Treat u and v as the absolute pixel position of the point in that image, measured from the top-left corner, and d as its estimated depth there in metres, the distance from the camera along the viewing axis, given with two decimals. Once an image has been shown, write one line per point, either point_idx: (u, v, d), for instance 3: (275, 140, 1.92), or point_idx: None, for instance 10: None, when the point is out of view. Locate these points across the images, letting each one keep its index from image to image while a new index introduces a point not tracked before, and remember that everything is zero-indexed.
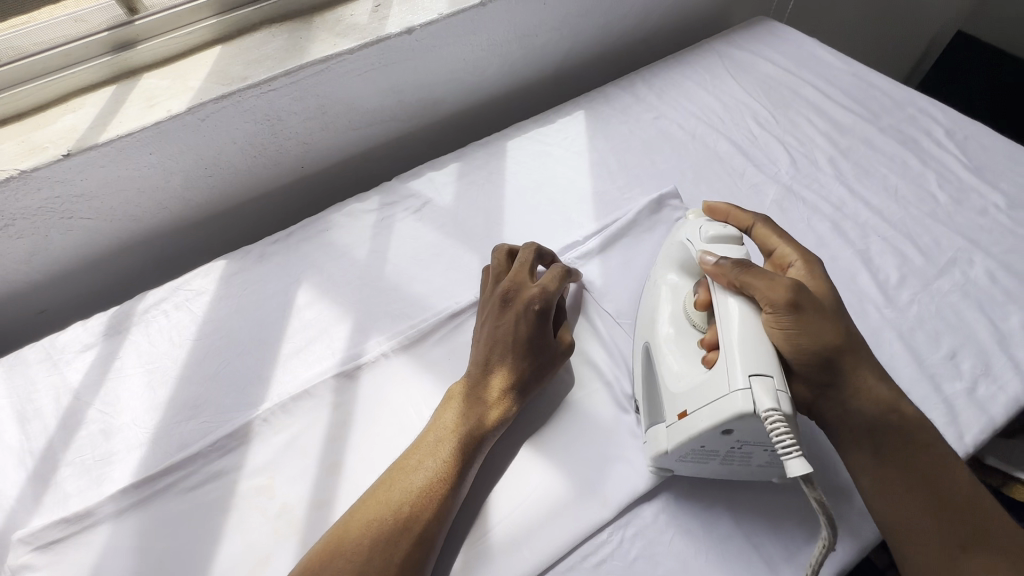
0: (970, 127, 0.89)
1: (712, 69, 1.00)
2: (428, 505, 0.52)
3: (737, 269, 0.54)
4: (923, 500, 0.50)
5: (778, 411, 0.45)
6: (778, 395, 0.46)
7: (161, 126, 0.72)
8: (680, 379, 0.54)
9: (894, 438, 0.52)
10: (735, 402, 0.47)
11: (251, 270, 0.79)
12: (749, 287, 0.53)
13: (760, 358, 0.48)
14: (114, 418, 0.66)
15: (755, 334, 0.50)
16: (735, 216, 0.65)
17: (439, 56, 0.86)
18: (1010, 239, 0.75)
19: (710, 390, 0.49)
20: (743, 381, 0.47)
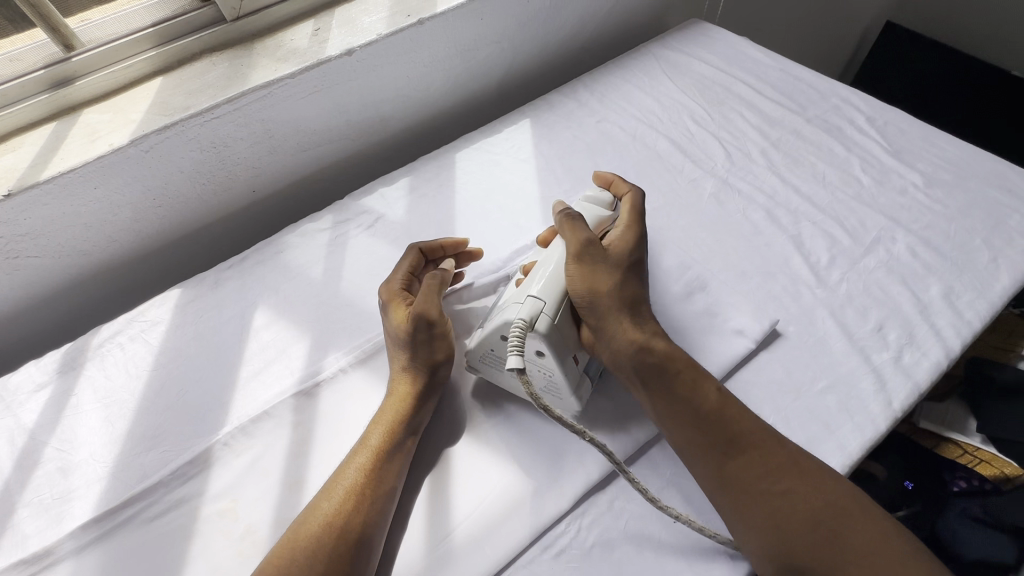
0: (889, 113, 0.94)
1: (649, 72, 1.05)
2: (356, 507, 0.54)
3: (564, 219, 0.67)
4: (745, 473, 0.53)
5: (520, 325, 0.57)
6: (537, 316, 0.58)
7: (103, 160, 0.72)
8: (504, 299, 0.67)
9: (683, 418, 0.56)
10: (510, 311, 0.60)
11: (206, 297, 0.79)
12: (572, 229, 0.65)
13: (546, 288, 0.60)
14: (72, 455, 0.66)
15: (551, 271, 0.62)
16: (615, 183, 0.75)
17: (381, 74, 0.88)
18: (929, 215, 0.80)
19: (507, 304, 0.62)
20: (523, 297, 0.60)
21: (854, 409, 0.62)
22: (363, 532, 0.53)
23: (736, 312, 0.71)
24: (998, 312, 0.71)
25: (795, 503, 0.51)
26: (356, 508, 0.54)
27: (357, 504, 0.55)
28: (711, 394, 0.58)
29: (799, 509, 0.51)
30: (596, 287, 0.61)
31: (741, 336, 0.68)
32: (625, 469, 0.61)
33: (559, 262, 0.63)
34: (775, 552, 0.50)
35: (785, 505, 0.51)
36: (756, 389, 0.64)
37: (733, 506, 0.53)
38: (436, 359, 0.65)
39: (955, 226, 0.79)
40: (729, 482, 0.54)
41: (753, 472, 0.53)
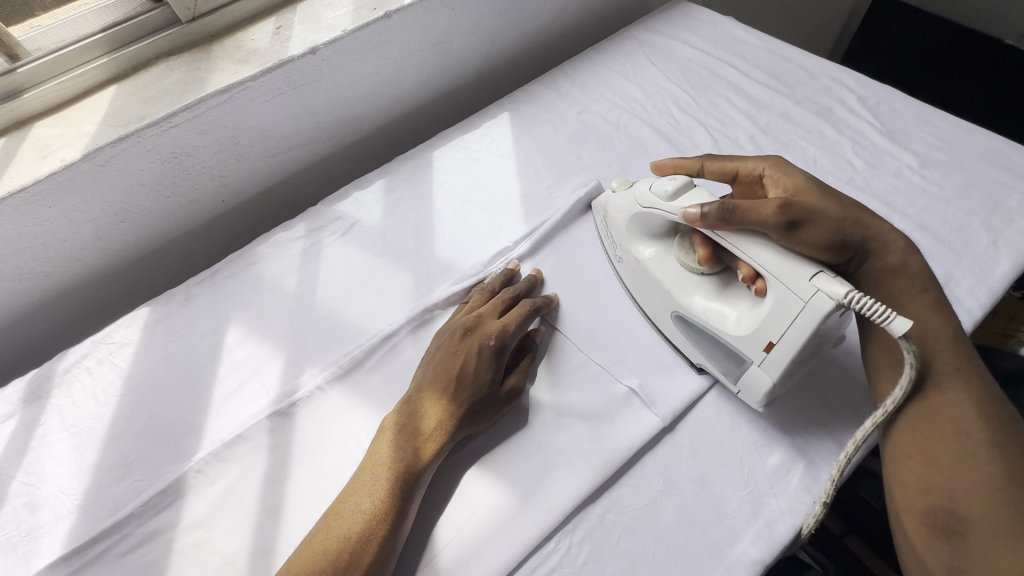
0: (882, 92, 0.91)
1: (632, 57, 1.00)
2: (365, 547, 0.51)
3: (721, 214, 0.56)
4: (938, 415, 0.52)
5: (858, 291, 0.49)
6: (842, 280, 0.51)
7: (56, 177, 0.68)
8: (740, 323, 0.59)
9: (935, 342, 0.56)
10: (817, 305, 0.51)
11: (177, 315, 0.75)
12: (741, 216, 0.56)
13: (793, 267, 0.53)
14: (39, 489, 0.63)
15: (780, 258, 0.54)
16: (682, 165, 0.69)
17: (350, 72, 0.84)
18: (925, 198, 0.77)
19: (784, 307, 0.54)
20: (810, 287, 0.52)
21: None
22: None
23: None
24: (999, 298, 0.68)
25: (970, 456, 0.50)
26: (361, 535, 0.52)
27: (365, 530, 0.52)
28: (944, 317, 0.57)
29: (981, 462, 0.49)
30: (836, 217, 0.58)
31: None
32: (616, 481, 0.59)
33: (776, 251, 0.55)
34: (935, 502, 0.50)
35: (960, 458, 0.50)
36: None
37: (906, 452, 0.53)
38: (493, 392, 0.61)
39: (952, 209, 0.76)
40: (916, 427, 0.53)
41: (964, 416, 0.52)
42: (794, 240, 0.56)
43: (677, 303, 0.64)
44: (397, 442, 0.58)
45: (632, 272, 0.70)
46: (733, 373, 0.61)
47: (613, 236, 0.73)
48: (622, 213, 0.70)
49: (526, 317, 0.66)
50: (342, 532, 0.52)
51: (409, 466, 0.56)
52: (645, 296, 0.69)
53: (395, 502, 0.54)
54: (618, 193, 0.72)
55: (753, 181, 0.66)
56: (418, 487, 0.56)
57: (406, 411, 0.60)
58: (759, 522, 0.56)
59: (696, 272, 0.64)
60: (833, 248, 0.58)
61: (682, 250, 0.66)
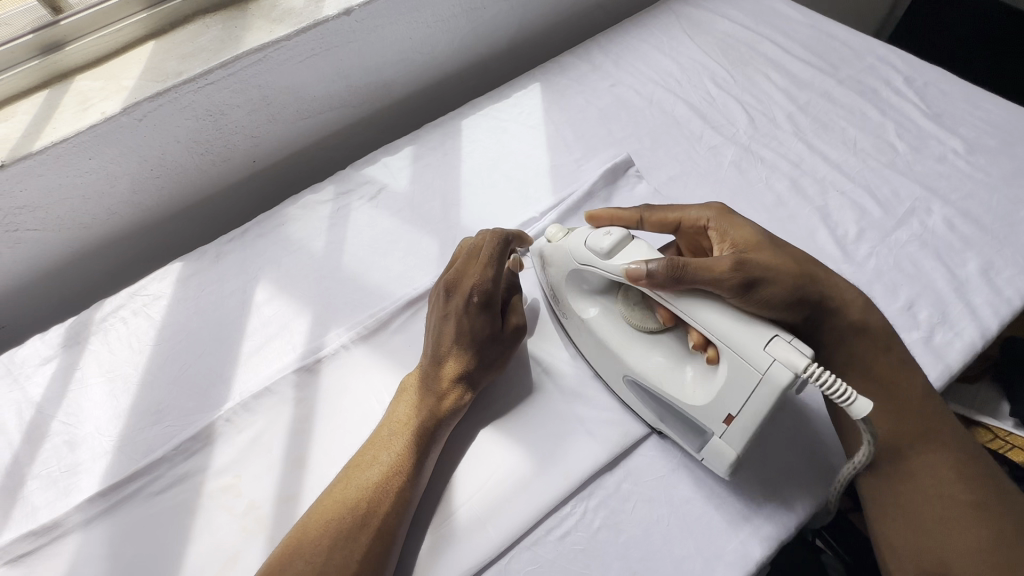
0: (931, 74, 0.87)
1: (669, 30, 0.98)
2: (385, 497, 0.53)
3: (674, 277, 0.50)
4: (917, 478, 0.52)
5: (819, 365, 0.45)
6: (799, 347, 0.46)
7: (97, 129, 0.70)
8: (697, 390, 0.53)
9: (904, 405, 0.55)
10: (773, 382, 0.46)
11: (209, 271, 0.77)
12: (693, 278, 0.50)
13: (757, 333, 0.48)
14: (78, 428, 0.66)
15: (735, 323, 0.49)
16: (620, 217, 0.64)
17: (382, 36, 0.83)
18: (968, 184, 0.74)
19: (740, 380, 0.48)
20: (765, 359, 0.47)
21: None
22: (390, 524, 0.52)
23: None
24: None
25: (955, 519, 0.49)
26: (379, 485, 0.53)
27: (385, 481, 0.54)
28: (913, 373, 0.56)
29: (967, 523, 0.49)
30: (789, 274, 0.54)
31: None
32: (633, 451, 0.59)
33: (734, 315, 0.49)
34: (926, 565, 0.49)
35: (946, 523, 0.49)
36: None
37: (890, 514, 0.52)
38: (496, 348, 0.63)
39: (997, 196, 0.73)
40: (897, 489, 0.52)
41: (944, 477, 0.51)
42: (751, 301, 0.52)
43: (627, 366, 0.58)
44: (416, 400, 0.59)
45: (576, 329, 0.63)
46: (696, 441, 0.55)
47: (551, 290, 0.65)
48: (558, 267, 0.62)
49: (500, 252, 0.64)
50: (362, 483, 0.53)
51: (427, 418, 0.58)
52: (595, 356, 0.62)
53: (413, 456, 0.55)
54: (555, 243, 0.62)
55: (698, 230, 0.62)
56: (437, 440, 0.58)
57: (423, 371, 0.61)
58: (776, 499, 0.55)
59: (646, 331, 0.58)
60: (789, 306, 0.54)
61: (628, 307, 0.59)
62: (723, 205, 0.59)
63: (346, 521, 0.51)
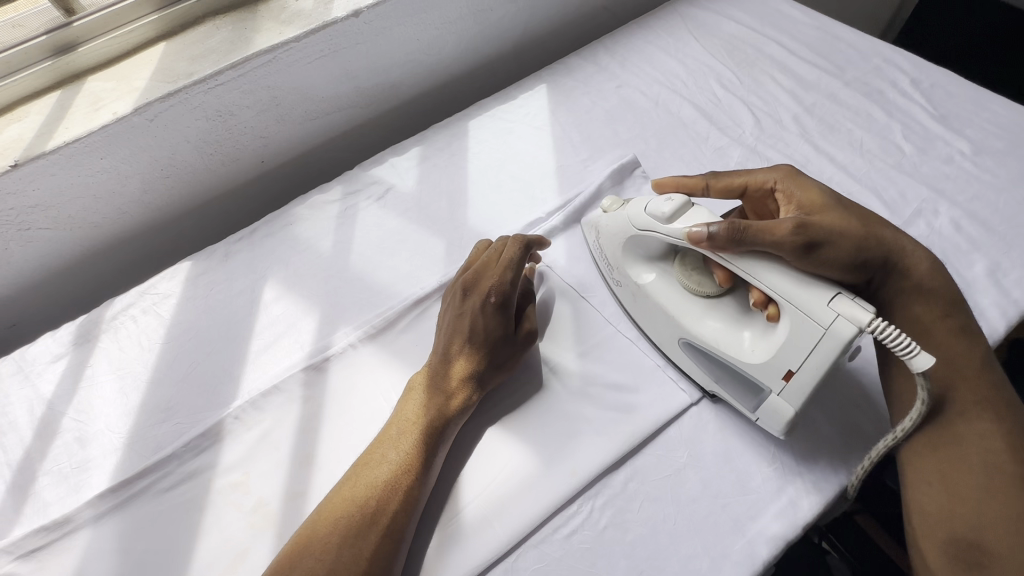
0: (937, 75, 0.87)
1: (675, 31, 0.98)
2: (394, 496, 0.53)
3: (736, 239, 0.52)
4: (965, 445, 0.51)
5: (883, 320, 0.46)
6: (862, 303, 0.48)
7: (108, 130, 0.70)
8: (756, 349, 0.55)
9: (957, 374, 0.54)
10: (836, 335, 0.48)
11: (218, 270, 0.78)
12: (753, 241, 0.52)
13: (814, 290, 0.50)
14: (88, 425, 0.66)
15: (797, 282, 0.51)
16: (684, 184, 0.67)
17: (391, 38, 0.84)
18: (975, 186, 0.74)
19: (802, 336, 0.50)
20: (829, 313, 0.49)
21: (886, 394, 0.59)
22: (398, 522, 0.52)
23: None
24: None
25: (998, 489, 0.49)
26: (388, 484, 0.54)
27: (393, 480, 0.54)
28: (971, 343, 0.56)
29: (1005, 497, 0.49)
30: (856, 231, 0.55)
31: None
32: (640, 450, 0.59)
33: (797, 273, 0.51)
34: (959, 533, 0.49)
35: (988, 491, 0.49)
36: None
37: (927, 479, 0.52)
38: (508, 348, 0.63)
39: (1004, 198, 0.73)
40: (943, 454, 0.52)
41: (990, 449, 0.51)
42: (813, 260, 0.53)
43: (685, 330, 0.60)
44: (424, 399, 0.59)
45: (633, 295, 0.66)
46: (752, 401, 0.57)
47: (609, 259, 0.68)
48: (616, 235, 0.65)
49: (521, 255, 0.66)
50: (371, 482, 0.54)
51: (436, 416, 0.58)
52: (652, 324, 0.64)
53: (421, 455, 0.56)
54: (613, 214, 0.66)
55: (764, 193, 0.64)
56: (445, 440, 0.58)
57: (432, 370, 0.61)
58: (783, 499, 0.56)
59: (702, 295, 0.60)
60: (853, 265, 0.55)
61: (684, 272, 0.61)
62: (790, 166, 0.61)
63: (355, 519, 0.51)
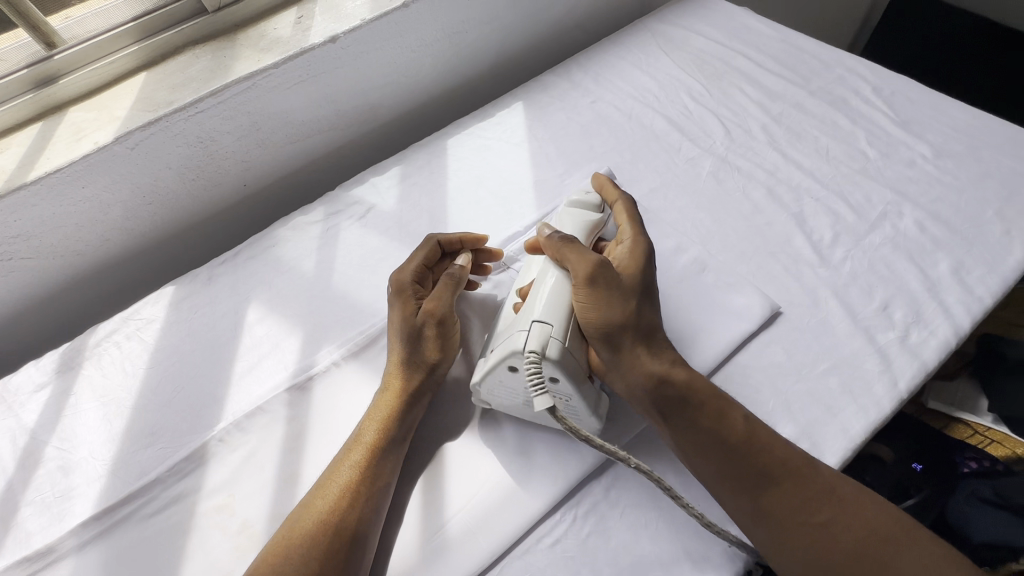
0: (897, 83, 0.90)
1: (645, 47, 1.01)
2: (344, 493, 0.55)
3: (559, 243, 0.62)
4: (775, 518, 0.51)
5: (535, 355, 0.54)
6: (551, 343, 0.55)
7: (90, 159, 0.71)
8: (504, 321, 0.63)
9: (731, 441, 0.53)
10: (515, 340, 0.56)
11: (202, 293, 0.78)
12: (563, 253, 0.61)
13: (549, 308, 0.57)
14: (72, 453, 0.66)
15: (549, 292, 0.59)
16: (606, 190, 0.71)
17: (367, 61, 0.86)
18: (937, 187, 0.77)
19: (514, 325, 0.59)
20: (528, 323, 0.57)
21: (858, 391, 0.60)
22: (355, 515, 0.54)
23: (738, 292, 0.68)
24: (1011, 286, 0.68)
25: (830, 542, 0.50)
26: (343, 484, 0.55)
27: (357, 480, 0.56)
28: (728, 410, 0.56)
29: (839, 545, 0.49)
30: (618, 316, 0.57)
31: (740, 319, 0.66)
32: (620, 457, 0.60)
33: (557, 287, 0.59)
34: None
35: (816, 547, 0.50)
36: (755, 372, 0.63)
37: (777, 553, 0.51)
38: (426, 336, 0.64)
39: (965, 199, 0.75)
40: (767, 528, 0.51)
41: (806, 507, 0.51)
42: (580, 299, 0.59)
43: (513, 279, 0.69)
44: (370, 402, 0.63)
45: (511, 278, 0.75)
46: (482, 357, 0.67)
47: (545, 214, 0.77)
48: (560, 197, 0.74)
49: (420, 261, 0.69)
50: (335, 485, 0.55)
51: (398, 409, 0.60)
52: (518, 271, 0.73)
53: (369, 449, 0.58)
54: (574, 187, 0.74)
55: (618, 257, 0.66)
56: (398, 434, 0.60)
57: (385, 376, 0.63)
58: None
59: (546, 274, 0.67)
60: (601, 338, 0.58)
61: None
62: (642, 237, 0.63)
63: (320, 523, 0.53)
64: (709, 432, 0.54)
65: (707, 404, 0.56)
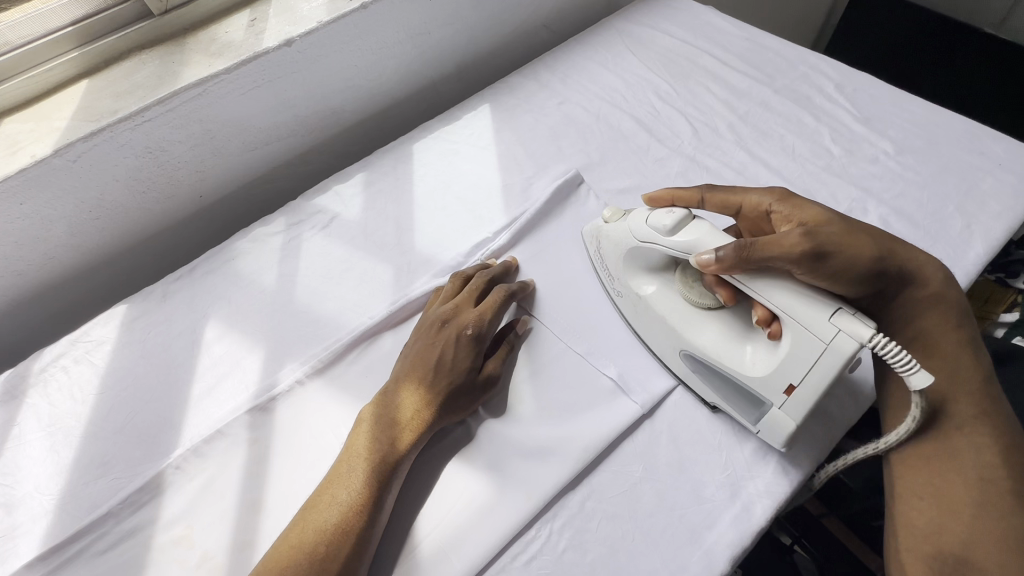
0: (859, 80, 0.91)
1: (612, 47, 1.00)
2: (342, 540, 0.51)
3: (739, 255, 0.53)
4: (964, 462, 0.53)
5: (882, 335, 0.48)
6: (864, 320, 0.50)
7: (28, 173, 0.67)
8: (756, 364, 0.56)
9: (958, 384, 0.57)
10: (838, 351, 0.49)
11: (157, 311, 0.74)
12: (758, 257, 0.53)
13: (805, 313, 0.51)
14: (15, 489, 0.62)
15: (799, 300, 0.52)
16: (680, 196, 0.67)
17: (327, 65, 0.83)
18: (900, 183, 0.78)
19: (805, 354, 0.51)
20: (830, 329, 0.50)
21: None
22: (346, 561, 0.51)
23: None
24: (973, 280, 0.69)
25: (987, 506, 0.51)
26: (337, 526, 0.52)
27: (352, 521, 0.52)
28: (973, 357, 0.58)
29: (989, 514, 0.51)
30: (863, 254, 0.56)
31: None
32: (595, 468, 0.59)
33: (797, 293, 0.52)
34: (942, 546, 0.51)
35: (949, 495, 0.52)
36: None
37: (917, 492, 0.54)
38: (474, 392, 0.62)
39: (927, 194, 0.76)
40: (935, 473, 0.53)
41: (984, 464, 0.53)
42: (820, 273, 0.54)
43: (682, 340, 0.61)
44: (375, 434, 0.58)
45: (639, 325, 0.67)
46: (752, 415, 0.58)
47: (609, 270, 0.69)
48: (617, 245, 0.66)
49: (501, 303, 0.67)
50: (319, 525, 0.52)
51: (399, 445, 0.57)
52: (649, 333, 0.65)
53: (372, 492, 0.54)
54: (613, 223, 0.68)
55: (759, 215, 0.63)
56: (396, 477, 0.56)
57: (385, 403, 0.60)
58: (737, 506, 0.56)
59: (702, 306, 0.61)
60: (866, 279, 0.57)
61: (687, 283, 0.63)
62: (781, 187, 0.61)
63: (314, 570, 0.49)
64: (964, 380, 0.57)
65: (918, 337, 0.60)
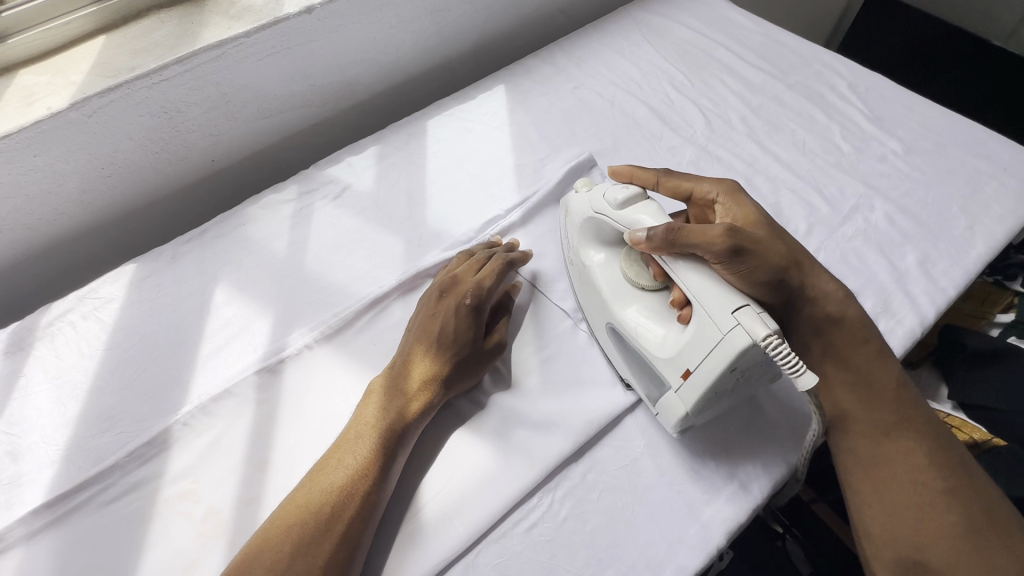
0: (871, 79, 0.92)
1: (629, 35, 1.01)
2: (349, 502, 0.52)
3: (667, 234, 0.54)
4: (895, 466, 0.54)
5: (777, 335, 0.47)
6: (765, 319, 0.49)
7: (42, 126, 0.66)
8: (665, 344, 0.57)
9: (877, 393, 0.57)
10: (732, 342, 0.49)
11: (166, 273, 0.74)
12: (684, 240, 0.54)
13: (718, 300, 0.51)
14: (22, 438, 0.62)
15: (708, 283, 0.52)
16: (640, 176, 0.68)
17: (345, 35, 0.83)
18: (907, 183, 0.79)
19: (703, 339, 0.51)
20: (731, 320, 0.49)
21: None
22: (354, 523, 0.51)
23: None
24: (973, 279, 0.70)
25: (934, 508, 0.52)
26: (344, 489, 0.53)
27: (357, 485, 0.53)
28: (885, 364, 0.58)
29: (939, 514, 0.52)
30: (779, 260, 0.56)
31: None
32: (598, 441, 0.60)
33: (711, 279, 0.52)
34: (903, 552, 0.52)
35: (897, 500, 0.53)
36: None
37: (870, 503, 0.54)
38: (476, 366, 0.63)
39: (932, 194, 0.78)
40: (876, 480, 0.54)
41: (916, 466, 0.54)
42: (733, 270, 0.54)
43: (611, 314, 0.62)
44: (384, 403, 0.59)
45: (580, 295, 0.68)
46: (656, 391, 0.58)
47: (568, 238, 0.70)
48: (577, 215, 0.68)
49: (501, 271, 0.68)
50: (326, 486, 0.53)
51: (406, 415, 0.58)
52: (588, 305, 0.67)
53: (378, 459, 0.55)
54: (578, 193, 0.69)
55: (706, 204, 0.65)
56: (405, 443, 0.57)
57: (393, 374, 0.61)
58: (734, 484, 0.57)
59: (638, 285, 0.62)
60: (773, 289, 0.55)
61: (629, 261, 0.63)
62: (733, 182, 0.62)
63: (322, 527, 0.50)
64: (879, 386, 0.57)
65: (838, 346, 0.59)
